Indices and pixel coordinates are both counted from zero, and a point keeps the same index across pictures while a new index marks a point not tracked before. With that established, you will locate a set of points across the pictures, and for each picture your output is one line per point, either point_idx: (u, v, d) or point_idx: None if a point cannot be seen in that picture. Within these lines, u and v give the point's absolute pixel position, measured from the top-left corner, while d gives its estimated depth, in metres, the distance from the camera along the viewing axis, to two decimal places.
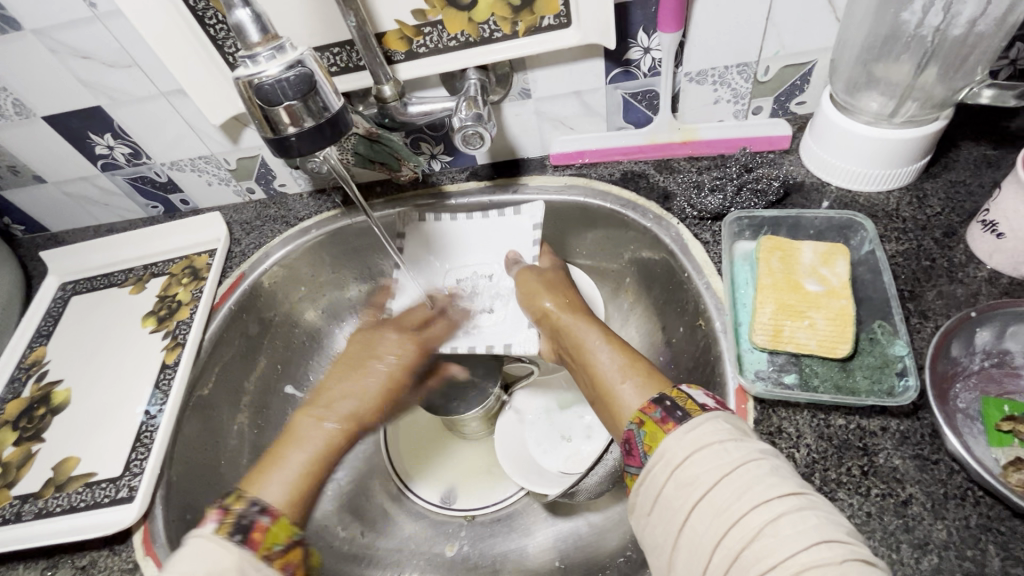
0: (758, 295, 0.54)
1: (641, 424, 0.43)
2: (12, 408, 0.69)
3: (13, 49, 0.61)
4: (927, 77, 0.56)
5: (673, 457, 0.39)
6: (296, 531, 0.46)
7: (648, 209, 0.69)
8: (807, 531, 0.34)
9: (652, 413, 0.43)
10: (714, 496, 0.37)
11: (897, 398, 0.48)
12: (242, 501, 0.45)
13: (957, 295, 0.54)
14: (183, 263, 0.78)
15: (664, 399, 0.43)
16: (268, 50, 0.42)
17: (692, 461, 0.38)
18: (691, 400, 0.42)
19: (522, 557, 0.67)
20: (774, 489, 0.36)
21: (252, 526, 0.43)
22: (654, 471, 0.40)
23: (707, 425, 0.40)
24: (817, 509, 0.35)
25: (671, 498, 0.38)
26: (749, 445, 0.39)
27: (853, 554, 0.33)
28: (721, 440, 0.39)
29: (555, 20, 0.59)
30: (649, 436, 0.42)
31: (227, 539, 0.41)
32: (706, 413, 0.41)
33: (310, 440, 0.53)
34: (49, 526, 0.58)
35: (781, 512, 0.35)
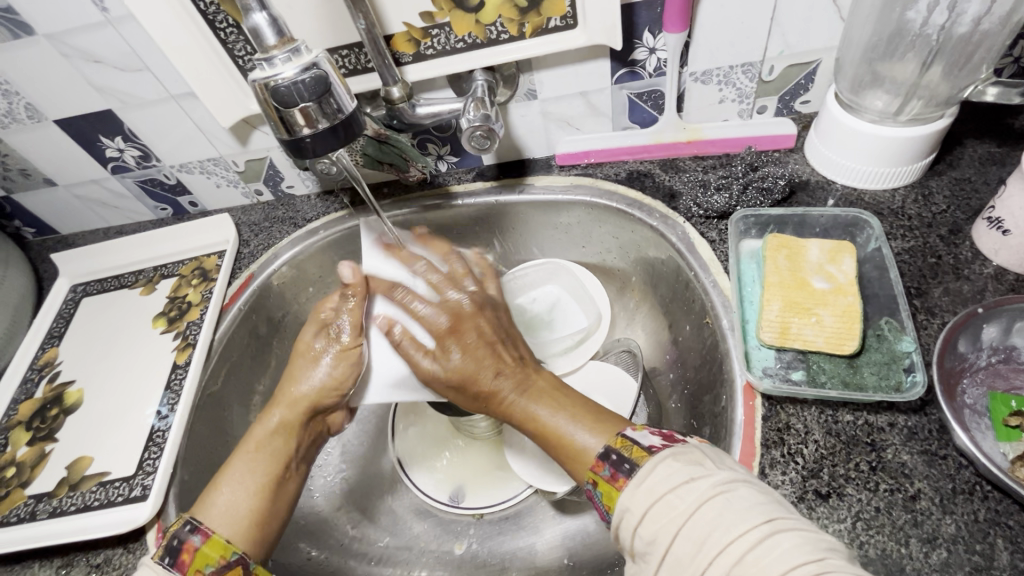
0: (765, 293, 0.55)
1: (595, 484, 0.42)
2: (25, 408, 0.69)
3: (25, 54, 0.62)
4: (932, 76, 0.56)
5: (633, 514, 0.39)
6: (233, 548, 0.46)
7: (654, 208, 0.69)
8: (768, 567, 0.34)
9: (601, 471, 0.42)
10: (678, 548, 0.36)
11: (905, 393, 0.48)
12: (178, 523, 0.47)
13: (964, 292, 0.55)
14: (193, 264, 0.79)
15: (610, 453, 0.42)
16: (284, 53, 0.43)
17: (651, 516, 0.38)
18: (637, 446, 0.42)
19: (531, 554, 0.67)
20: (737, 525, 0.36)
21: (181, 548, 0.45)
22: (622, 530, 0.40)
23: (655, 471, 0.39)
24: (784, 532, 0.35)
25: (643, 554, 0.38)
26: (704, 482, 0.38)
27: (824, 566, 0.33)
28: (676, 484, 0.38)
29: (561, 22, 0.59)
30: (607, 495, 0.41)
31: (157, 565, 0.44)
32: (654, 457, 0.40)
33: (251, 450, 0.54)
34: (63, 525, 0.59)
35: (744, 552, 0.34)
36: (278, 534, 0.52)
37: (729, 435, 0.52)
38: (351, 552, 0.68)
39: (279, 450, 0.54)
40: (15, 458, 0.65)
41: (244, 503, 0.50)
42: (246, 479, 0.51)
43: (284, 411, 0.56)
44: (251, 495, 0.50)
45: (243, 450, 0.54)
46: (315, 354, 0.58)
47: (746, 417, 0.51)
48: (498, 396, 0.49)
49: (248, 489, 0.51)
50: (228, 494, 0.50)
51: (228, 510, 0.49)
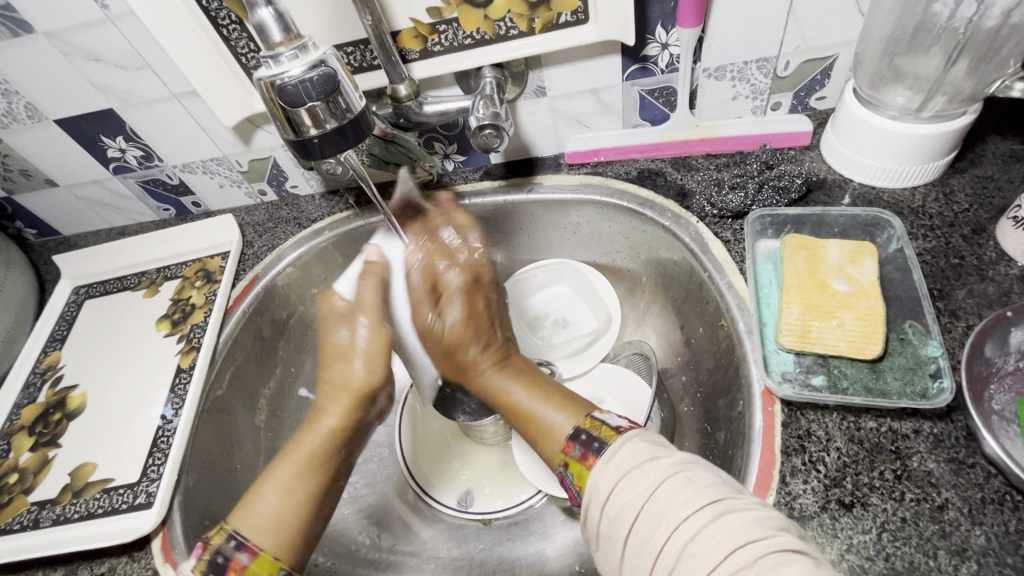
0: (784, 295, 0.53)
1: (567, 465, 0.45)
2: (28, 413, 0.68)
3: (24, 52, 0.60)
4: (957, 71, 0.54)
5: (600, 492, 0.41)
6: (281, 567, 0.45)
7: (666, 208, 0.68)
8: (721, 541, 0.35)
9: (573, 452, 0.45)
10: (639, 526, 0.38)
11: (931, 400, 0.47)
12: (221, 535, 0.45)
13: (988, 294, 0.53)
14: (196, 265, 0.78)
15: (580, 433, 0.46)
16: (291, 50, 0.41)
17: (615, 495, 0.40)
18: (606, 426, 0.45)
19: (541, 561, 0.66)
20: (689, 503, 0.37)
21: (228, 564, 0.44)
22: (590, 508, 0.42)
23: (623, 451, 0.42)
24: (731, 513, 0.36)
25: (608, 533, 0.40)
26: (660, 462, 0.40)
27: (773, 547, 0.34)
28: (638, 465, 0.40)
29: (571, 17, 0.58)
30: (577, 475, 0.44)
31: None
32: (621, 435, 0.43)
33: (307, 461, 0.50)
34: (66, 533, 0.58)
35: (698, 528, 0.36)
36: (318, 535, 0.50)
37: (747, 441, 0.50)
38: (359, 559, 0.67)
39: (326, 456, 0.51)
40: (17, 465, 0.64)
41: (291, 512, 0.48)
42: (291, 492, 0.48)
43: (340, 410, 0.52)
44: (297, 504, 0.48)
45: (292, 458, 0.50)
46: (349, 352, 0.52)
47: (765, 424, 0.50)
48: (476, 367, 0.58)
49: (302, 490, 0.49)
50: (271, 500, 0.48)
51: (274, 517, 0.47)
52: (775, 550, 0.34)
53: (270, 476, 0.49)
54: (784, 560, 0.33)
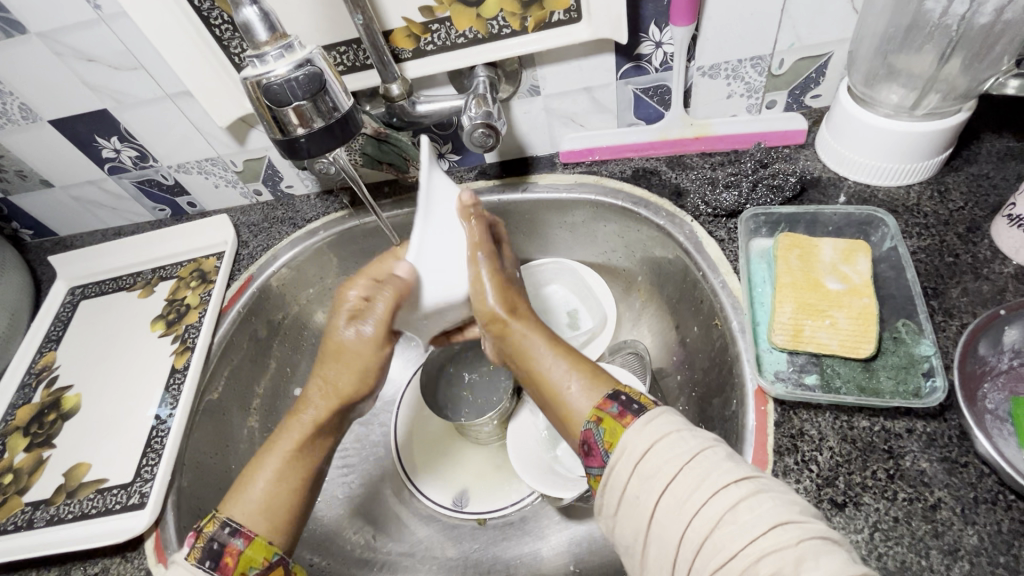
0: (777, 294, 0.53)
1: (598, 421, 0.43)
2: (23, 413, 0.69)
3: (18, 52, 0.60)
4: (951, 69, 0.54)
5: (635, 450, 0.40)
6: (275, 550, 0.46)
7: (661, 207, 0.67)
8: (763, 514, 0.35)
9: (608, 409, 0.43)
10: (675, 488, 0.37)
11: (925, 399, 0.47)
12: (214, 523, 0.45)
13: (983, 292, 0.53)
14: (192, 266, 0.78)
15: (619, 394, 0.44)
16: (276, 50, 0.41)
17: (652, 454, 0.39)
18: (645, 394, 0.44)
19: (536, 561, 0.66)
20: (729, 474, 0.37)
21: (224, 551, 0.44)
22: (616, 466, 0.40)
23: (662, 416, 0.41)
24: (768, 491, 0.36)
25: (636, 495, 0.39)
26: (697, 432, 0.40)
27: (811, 530, 0.34)
28: (678, 431, 0.40)
29: (564, 16, 0.57)
30: (608, 432, 0.42)
31: (196, 567, 0.44)
32: (658, 406, 0.43)
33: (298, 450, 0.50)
34: (60, 533, 0.58)
35: (738, 498, 0.36)
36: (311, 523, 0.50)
37: (740, 441, 0.50)
38: (354, 559, 0.67)
39: (313, 449, 0.51)
40: (13, 465, 0.64)
41: (283, 497, 0.48)
42: (282, 480, 0.48)
43: (317, 409, 0.51)
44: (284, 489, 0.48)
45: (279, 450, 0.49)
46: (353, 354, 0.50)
47: (758, 424, 0.50)
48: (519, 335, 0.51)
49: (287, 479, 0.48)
50: (262, 486, 0.48)
51: (265, 502, 0.47)
52: (813, 535, 0.34)
53: (261, 464, 0.49)
54: (824, 546, 0.33)
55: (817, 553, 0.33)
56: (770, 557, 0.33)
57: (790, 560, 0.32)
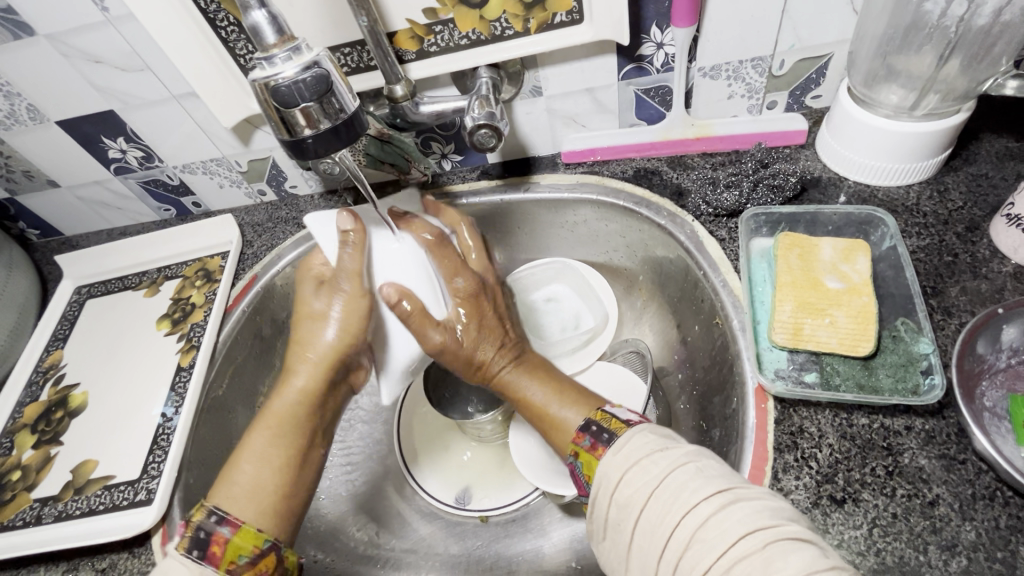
0: (777, 293, 0.54)
1: (576, 455, 0.45)
2: (31, 411, 0.69)
3: (26, 54, 0.61)
4: (950, 69, 0.54)
5: (609, 480, 0.41)
6: (265, 537, 0.47)
7: (662, 207, 0.68)
8: (733, 527, 0.35)
9: (583, 442, 0.45)
10: (648, 512, 0.38)
11: (923, 397, 0.47)
12: (202, 511, 0.46)
13: (982, 291, 0.53)
14: (197, 265, 0.79)
15: (590, 424, 0.46)
16: (285, 52, 0.41)
17: (624, 482, 0.40)
18: (615, 419, 0.45)
19: (538, 558, 0.66)
20: (701, 491, 0.37)
21: (211, 539, 0.45)
22: (597, 498, 0.42)
23: (632, 441, 0.42)
24: (741, 502, 0.36)
25: (616, 522, 0.40)
26: (665, 452, 0.41)
27: (781, 537, 0.34)
28: (649, 454, 0.41)
29: (566, 17, 0.58)
30: (586, 465, 0.44)
31: (185, 557, 0.44)
32: (631, 428, 0.44)
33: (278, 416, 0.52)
34: (68, 529, 0.58)
35: (708, 514, 0.36)
36: (302, 516, 0.51)
37: (740, 437, 0.51)
38: (357, 556, 0.68)
39: (299, 417, 0.52)
40: (20, 462, 0.65)
41: (267, 482, 0.49)
42: (268, 461, 0.50)
43: (306, 377, 0.53)
44: (274, 471, 0.50)
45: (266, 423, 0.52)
46: (324, 317, 0.54)
47: (758, 421, 0.50)
48: (489, 367, 0.55)
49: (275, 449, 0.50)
50: (247, 471, 0.49)
51: (251, 486, 0.49)
52: (784, 539, 0.34)
53: (246, 448, 0.51)
54: (793, 549, 0.34)
55: (783, 558, 0.33)
56: (740, 569, 0.34)
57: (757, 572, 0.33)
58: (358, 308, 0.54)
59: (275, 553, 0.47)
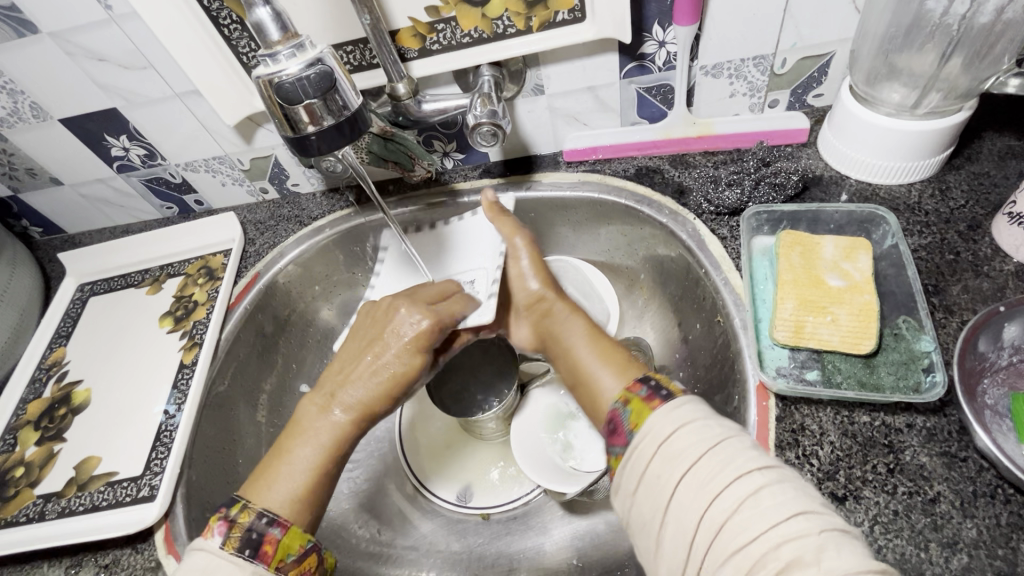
0: (779, 291, 0.54)
1: (627, 402, 0.44)
2: (34, 408, 0.70)
3: (29, 52, 0.61)
4: (952, 68, 0.54)
5: (660, 434, 0.41)
6: (310, 537, 0.46)
7: (664, 205, 0.68)
8: (785, 502, 0.35)
9: (638, 392, 0.44)
10: (697, 470, 0.38)
11: (924, 395, 0.47)
12: (249, 514, 0.44)
13: (984, 289, 0.53)
14: (199, 263, 0.79)
15: (648, 379, 0.45)
16: (288, 48, 0.42)
17: (676, 438, 0.40)
18: (675, 382, 0.45)
19: (539, 555, 0.67)
20: (754, 462, 0.37)
21: (263, 540, 0.43)
22: (638, 448, 0.41)
23: (686, 406, 0.42)
24: (792, 482, 0.37)
25: (657, 473, 0.40)
26: (721, 422, 0.41)
27: (830, 523, 0.34)
28: (703, 419, 0.41)
29: (569, 15, 0.58)
30: (635, 413, 0.43)
31: (234, 556, 0.42)
32: (688, 393, 0.43)
33: (316, 433, 0.50)
34: (71, 525, 0.59)
35: (760, 485, 0.36)
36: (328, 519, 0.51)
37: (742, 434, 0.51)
38: (359, 553, 0.68)
39: (341, 451, 0.51)
40: (24, 458, 0.65)
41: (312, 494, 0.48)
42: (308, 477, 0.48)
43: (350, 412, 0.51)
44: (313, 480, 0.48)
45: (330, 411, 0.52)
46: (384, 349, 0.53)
47: (759, 418, 0.50)
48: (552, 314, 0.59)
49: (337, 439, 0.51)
50: (292, 479, 0.47)
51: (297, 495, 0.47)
52: (834, 527, 0.34)
53: (294, 452, 0.49)
54: (840, 536, 0.34)
55: (835, 543, 0.33)
56: (789, 544, 0.33)
57: (811, 548, 0.33)
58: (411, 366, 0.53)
59: (317, 553, 0.46)
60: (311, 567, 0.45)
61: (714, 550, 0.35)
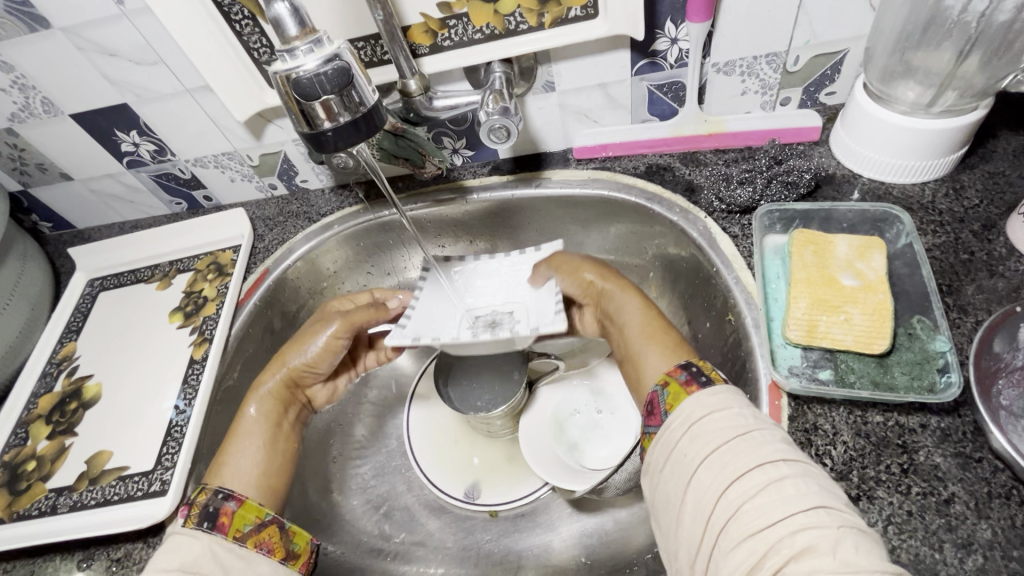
0: (792, 290, 0.53)
1: (666, 385, 0.45)
2: (45, 402, 0.70)
3: (41, 47, 0.61)
4: (969, 66, 0.54)
5: (692, 414, 0.41)
6: (265, 511, 0.50)
7: (674, 203, 0.68)
8: (807, 494, 0.35)
9: (677, 375, 0.45)
10: (721, 453, 0.38)
11: (939, 395, 0.47)
12: (206, 493, 0.49)
13: (998, 290, 0.53)
14: (208, 259, 0.79)
15: (691, 365, 0.45)
16: (306, 44, 0.41)
17: (711, 418, 0.40)
18: (716, 371, 0.45)
19: (547, 552, 0.67)
20: (781, 454, 0.38)
21: (219, 512, 0.48)
22: (671, 426, 0.42)
23: (728, 392, 0.42)
24: (816, 477, 0.37)
25: (685, 450, 0.40)
26: (756, 414, 0.41)
27: (849, 520, 0.34)
28: (738, 407, 0.41)
29: (581, 12, 0.58)
30: (672, 396, 0.44)
31: (196, 529, 0.46)
32: (727, 385, 0.43)
33: (248, 424, 0.57)
34: (83, 519, 0.59)
35: (784, 475, 0.36)
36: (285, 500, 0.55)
37: None
38: (368, 549, 0.69)
39: (267, 421, 0.58)
40: (35, 452, 0.65)
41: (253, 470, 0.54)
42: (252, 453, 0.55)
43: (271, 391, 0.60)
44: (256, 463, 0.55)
45: (257, 394, 0.60)
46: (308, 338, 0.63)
47: (772, 417, 0.50)
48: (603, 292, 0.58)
49: (264, 414, 0.59)
50: (240, 458, 0.54)
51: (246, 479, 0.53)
52: (855, 526, 0.34)
53: (239, 442, 0.56)
54: (861, 535, 0.33)
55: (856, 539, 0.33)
56: (806, 532, 0.33)
57: (828, 539, 0.33)
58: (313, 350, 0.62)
59: (275, 525, 0.50)
60: (269, 536, 0.49)
61: (729, 531, 0.35)
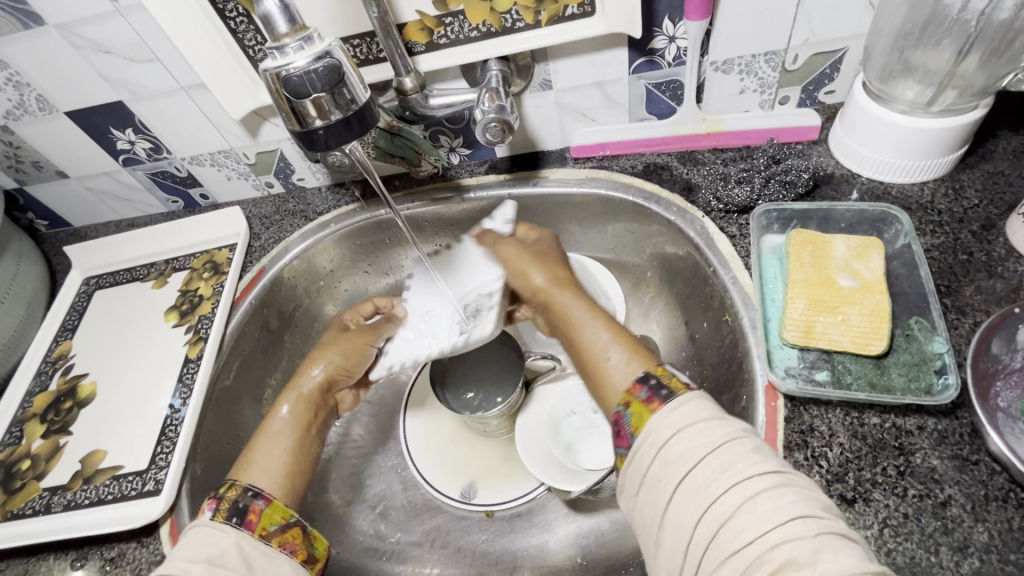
0: (788, 290, 0.53)
1: (627, 405, 0.43)
2: (40, 401, 0.70)
3: (35, 44, 0.61)
4: (969, 64, 0.53)
5: (659, 436, 0.40)
6: (292, 513, 0.49)
7: (672, 202, 0.67)
8: (784, 506, 0.35)
9: (637, 393, 0.43)
10: (695, 476, 0.37)
11: (936, 397, 0.46)
12: (236, 490, 0.49)
13: (997, 291, 0.53)
14: (204, 257, 0.79)
15: (649, 377, 0.44)
16: (296, 41, 0.41)
17: (676, 440, 0.39)
18: (676, 378, 0.43)
19: (543, 552, 0.67)
20: (755, 467, 0.37)
21: (248, 509, 0.47)
22: (641, 450, 0.41)
23: (689, 404, 0.41)
24: (794, 486, 0.36)
25: (658, 475, 0.39)
26: (724, 425, 0.40)
27: (828, 527, 0.34)
28: (705, 419, 0.40)
29: (578, 10, 0.57)
30: (636, 415, 0.43)
31: (222, 523, 0.45)
32: (691, 391, 0.42)
33: (273, 427, 0.57)
34: (77, 518, 0.59)
35: (759, 490, 0.36)
36: None
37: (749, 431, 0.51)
38: (363, 548, 0.68)
39: (301, 424, 0.59)
40: (29, 451, 0.65)
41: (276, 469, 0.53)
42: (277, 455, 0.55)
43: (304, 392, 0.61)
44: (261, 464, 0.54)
45: (291, 395, 0.61)
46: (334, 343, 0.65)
47: (768, 419, 0.50)
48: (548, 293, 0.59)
49: (294, 416, 0.59)
50: (265, 460, 0.54)
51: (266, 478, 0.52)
52: (834, 533, 0.34)
53: (263, 445, 0.56)
54: (841, 542, 0.33)
55: (836, 549, 0.33)
56: (786, 548, 0.33)
57: (807, 551, 0.33)
58: (345, 354, 0.64)
59: (301, 528, 0.48)
60: (293, 539, 0.47)
61: (712, 551, 0.35)
